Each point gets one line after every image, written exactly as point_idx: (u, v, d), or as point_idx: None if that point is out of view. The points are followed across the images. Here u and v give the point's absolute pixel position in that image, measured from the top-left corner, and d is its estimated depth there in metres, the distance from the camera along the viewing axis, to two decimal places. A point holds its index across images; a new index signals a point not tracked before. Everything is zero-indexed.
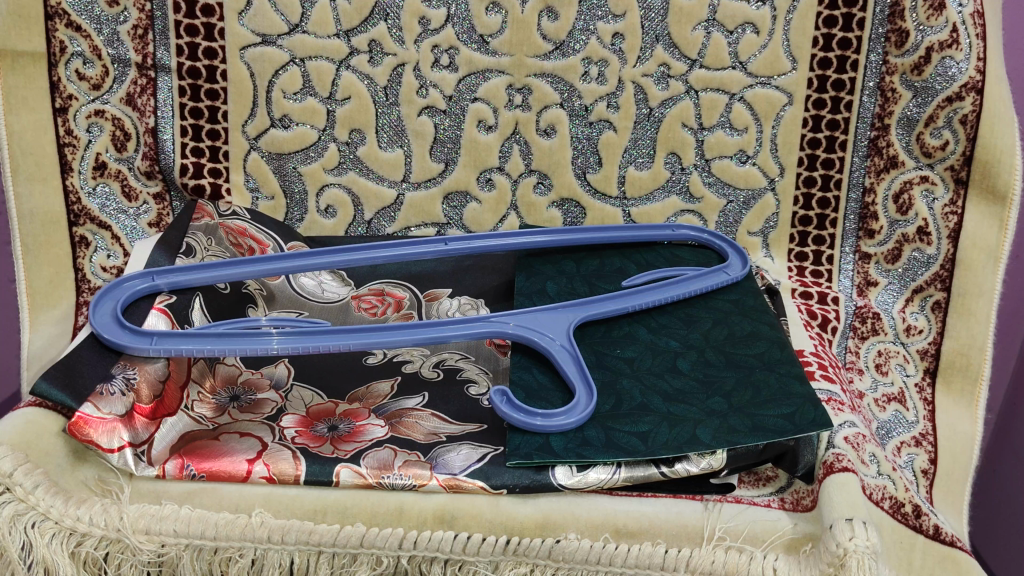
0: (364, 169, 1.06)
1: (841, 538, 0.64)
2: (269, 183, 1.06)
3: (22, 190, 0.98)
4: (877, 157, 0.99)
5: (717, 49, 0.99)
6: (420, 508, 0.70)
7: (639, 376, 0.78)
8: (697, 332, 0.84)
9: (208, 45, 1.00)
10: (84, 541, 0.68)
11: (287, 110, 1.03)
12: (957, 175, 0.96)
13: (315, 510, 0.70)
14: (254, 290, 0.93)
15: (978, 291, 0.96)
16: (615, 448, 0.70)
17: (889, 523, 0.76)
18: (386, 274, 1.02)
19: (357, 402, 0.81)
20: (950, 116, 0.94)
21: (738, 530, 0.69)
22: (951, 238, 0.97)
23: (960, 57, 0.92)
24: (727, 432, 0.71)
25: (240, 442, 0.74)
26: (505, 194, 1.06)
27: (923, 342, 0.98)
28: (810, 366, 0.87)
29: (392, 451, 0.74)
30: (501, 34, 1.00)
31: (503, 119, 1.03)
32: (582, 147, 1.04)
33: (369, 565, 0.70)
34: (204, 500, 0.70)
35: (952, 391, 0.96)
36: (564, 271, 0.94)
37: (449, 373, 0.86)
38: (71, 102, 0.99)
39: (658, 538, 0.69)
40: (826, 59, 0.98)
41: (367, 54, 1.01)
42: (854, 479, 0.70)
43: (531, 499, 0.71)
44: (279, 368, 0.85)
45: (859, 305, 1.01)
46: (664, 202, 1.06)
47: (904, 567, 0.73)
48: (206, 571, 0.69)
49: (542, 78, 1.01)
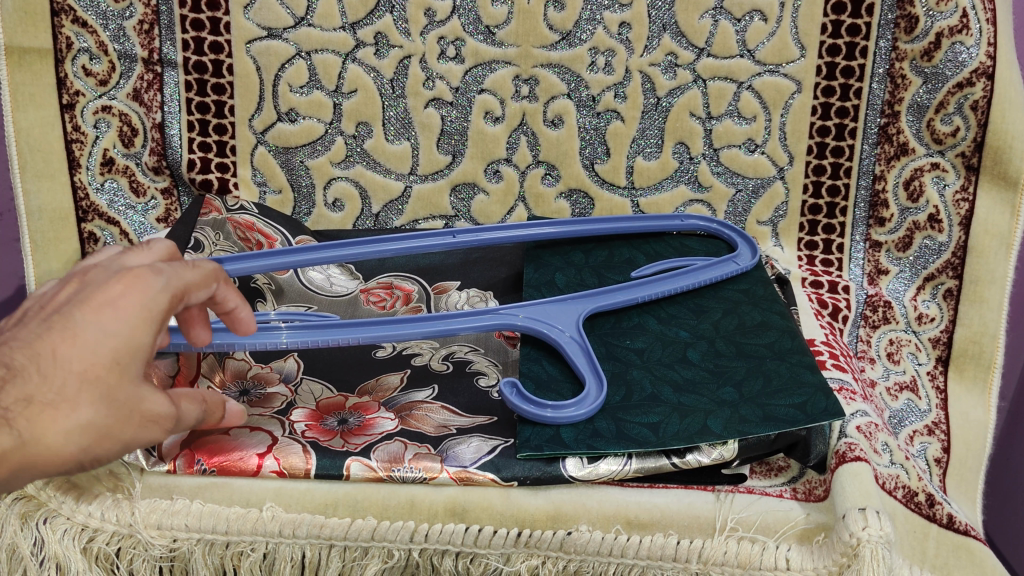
0: (371, 162, 1.05)
1: (854, 527, 0.63)
2: (276, 178, 1.06)
3: (30, 187, 1.00)
4: (887, 144, 0.98)
5: (724, 37, 0.98)
6: (432, 501, 0.70)
7: (649, 367, 0.78)
8: (707, 323, 0.83)
9: (214, 39, 1.00)
10: (96, 537, 0.68)
11: (293, 103, 1.02)
12: (968, 161, 0.95)
13: (326, 504, 0.70)
14: (262, 284, 0.94)
15: (990, 278, 0.96)
16: (626, 439, 0.70)
17: (903, 512, 0.75)
18: (396, 267, 1.02)
19: (367, 395, 0.80)
20: (961, 102, 0.93)
21: (749, 521, 0.69)
22: (963, 224, 0.96)
23: (970, 42, 0.91)
24: (739, 422, 0.71)
25: (255, 438, 0.74)
26: (513, 185, 1.06)
27: (935, 330, 0.98)
28: (821, 356, 0.86)
29: (403, 444, 0.74)
30: (507, 25, 0.99)
31: (509, 110, 1.03)
32: (590, 138, 1.03)
33: (380, 559, 0.70)
34: (215, 495, 0.70)
35: (964, 379, 0.96)
36: (574, 262, 0.94)
37: (458, 365, 0.85)
38: (77, 98, 1.00)
39: (670, 529, 0.69)
40: (835, 46, 0.97)
41: (372, 47, 1.00)
42: (867, 469, 0.70)
43: (542, 491, 0.71)
44: (288, 362, 0.85)
45: (870, 294, 1.00)
46: (672, 191, 1.05)
47: (918, 556, 0.72)
48: (218, 565, 0.70)
49: (548, 68, 1.01)
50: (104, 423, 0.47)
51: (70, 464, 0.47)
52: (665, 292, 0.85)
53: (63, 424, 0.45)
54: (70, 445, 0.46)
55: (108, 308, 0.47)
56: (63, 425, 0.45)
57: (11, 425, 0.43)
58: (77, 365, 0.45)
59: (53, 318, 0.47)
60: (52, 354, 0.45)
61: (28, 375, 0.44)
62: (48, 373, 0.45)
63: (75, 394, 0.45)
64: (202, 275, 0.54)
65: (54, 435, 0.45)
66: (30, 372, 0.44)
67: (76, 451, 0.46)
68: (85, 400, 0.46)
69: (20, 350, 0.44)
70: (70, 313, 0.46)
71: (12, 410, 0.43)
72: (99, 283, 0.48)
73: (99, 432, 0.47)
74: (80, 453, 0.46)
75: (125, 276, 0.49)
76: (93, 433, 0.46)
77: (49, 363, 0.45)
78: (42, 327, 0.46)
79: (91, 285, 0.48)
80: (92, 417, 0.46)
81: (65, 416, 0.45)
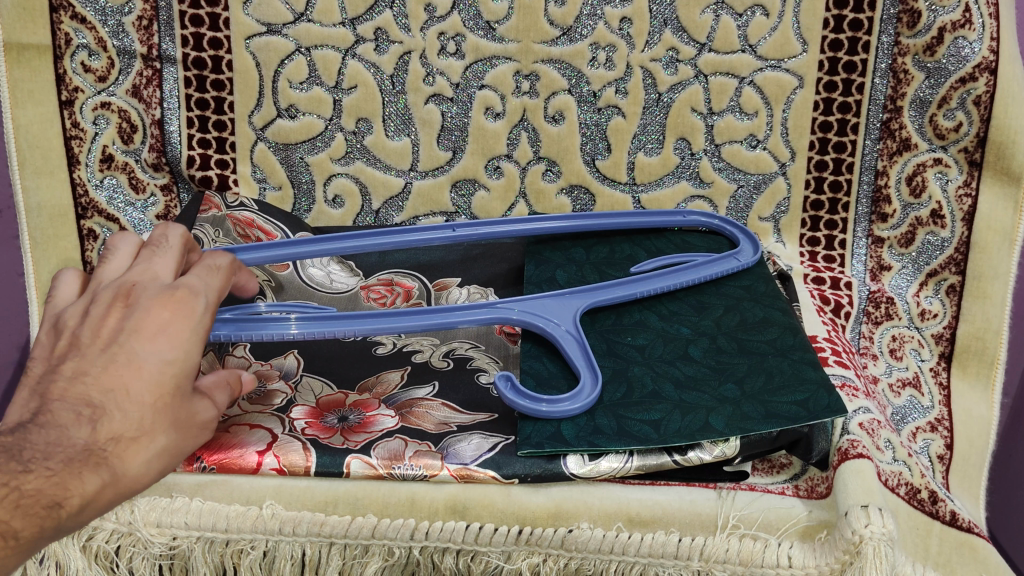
0: (371, 158, 1.05)
1: (857, 525, 0.63)
2: (276, 174, 1.06)
3: (29, 183, 0.99)
4: (890, 139, 0.98)
5: (726, 32, 0.98)
6: (432, 498, 0.70)
7: (650, 364, 0.78)
8: (708, 319, 0.83)
9: (214, 35, 0.99)
10: (95, 535, 0.68)
11: (293, 99, 1.02)
12: (971, 157, 0.95)
13: (326, 502, 0.70)
14: (262, 281, 0.93)
15: (993, 274, 0.96)
16: (628, 436, 0.70)
17: (906, 509, 0.74)
18: (396, 263, 1.01)
19: (368, 392, 0.80)
20: (964, 97, 0.93)
21: (752, 518, 0.68)
22: (966, 220, 0.96)
23: (973, 37, 0.91)
24: (740, 419, 0.70)
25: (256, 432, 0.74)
26: (514, 181, 1.06)
27: (938, 326, 0.98)
28: (823, 352, 0.86)
29: (403, 441, 0.73)
30: (507, 21, 0.99)
31: (510, 106, 1.02)
32: (591, 133, 1.03)
33: (381, 556, 0.70)
34: (215, 493, 0.70)
35: (968, 375, 0.96)
36: (574, 259, 0.93)
37: (459, 362, 0.84)
38: (77, 95, 0.99)
39: (671, 527, 0.69)
40: (837, 41, 0.97)
41: (372, 42, 1.00)
42: (870, 466, 0.69)
43: (543, 488, 0.70)
44: (289, 359, 0.84)
45: (872, 290, 1.00)
46: (674, 187, 1.05)
47: (921, 553, 0.71)
48: (218, 563, 0.70)
49: (549, 64, 1.00)
50: (177, 441, 0.53)
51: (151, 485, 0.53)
52: (665, 288, 0.85)
53: (145, 453, 0.51)
54: (151, 469, 0.52)
55: (161, 335, 0.53)
56: (147, 449, 0.51)
57: (108, 462, 0.49)
58: (146, 392, 0.51)
59: (111, 347, 0.52)
60: (125, 386, 0.51)
61: (112, 412, 0.50)
62: (126, 406, 0.50)
63: (151, 422, 0.51)
64: (223, 279, 0.59)
65: (142, 461, 0.51)
66: (113, 410, 0.50)
67: (158, 471, 0.53)
68: (160, 428, 0.52)
69: (95, 386, 0.50)
70: (130, 344, 0.52)
71: (106, 448, 0.50)
72: (144, 310, 0.54)
73: (170, 453, 0.53)
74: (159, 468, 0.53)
75: (168, 302, 0.54)
76: (167, 454, 0.52)
77: (124, 397, 0.51)
78: (106, 361, 0.51)
79: (139, 311, 0.54)
80: (166, 437, 0.52)
81: (147, 442, 0.51)
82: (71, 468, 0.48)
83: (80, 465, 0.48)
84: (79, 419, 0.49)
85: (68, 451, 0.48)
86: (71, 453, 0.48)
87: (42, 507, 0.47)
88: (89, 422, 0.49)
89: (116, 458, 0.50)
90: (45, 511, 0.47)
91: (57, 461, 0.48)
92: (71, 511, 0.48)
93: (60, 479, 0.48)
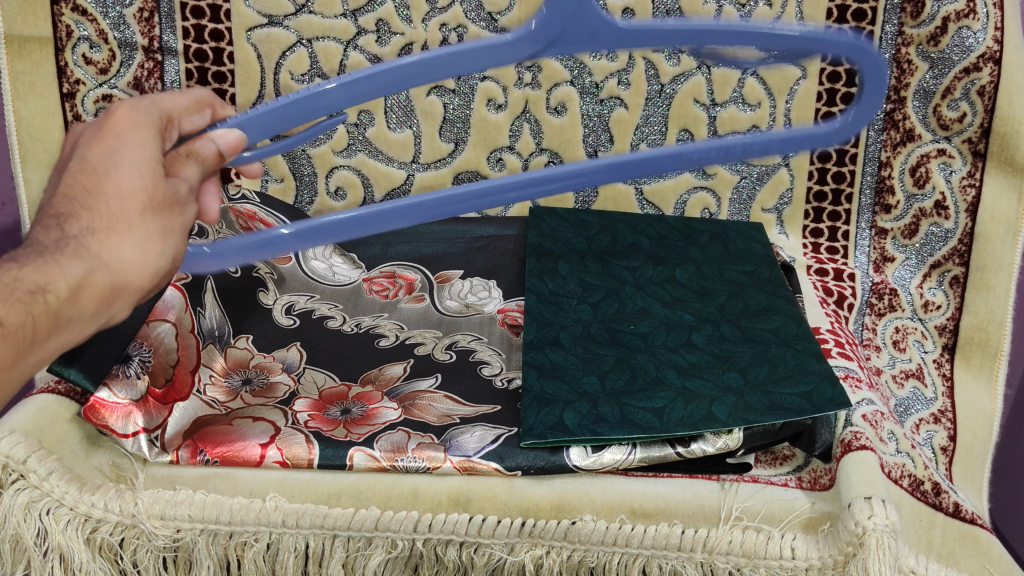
0: (373, 150, 1.04)
1: (860, 516, 0.63)
2: (279, 166, 1.05)
3: (31, 175, 1.00)
4: (893, 130, 0.97)
5: (728, 23, 0.97)
6: (435, 491, 0.70)
7: (653, 351, 0.78)
8: (712, 306, 0.84)
9: (214, 27, 0.99)
10: (99, 527, 0.69)
11: (295, 91, 1.02)
12: (974, 147, 0.94)
13: (330, 494, 0.70)
14: (265, 273, 0.92)
15: (997, 265, 0.96)
16: (630, 424, 0.70)
17: (910, 501, 0.74)
18: (398, 255, 1.01)
19: (369, 385, 0.80)
20: (967, 87, 0.93)
21: (755, 510, 0.69)
22: (970, 211, 0.96)
23: (977, 27, 0.90)
24: (744, 410, 0.70)
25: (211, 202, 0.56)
26: (517, 172, 1.06)
27: (941, 318, 0.98)
28: (826, 344, 0.86)
29: (406, 434, 0.73)
30: (509, 12, 0.98)
31: (513, 98, 1.01)
32: (593, 125, 1.03)
33: (384, 549, 0.70)
34: (218, 486, 0.71)
35: (971, 367, 0.96)
36: (576, 249, 0.94)
37: (461, 355, 0.84)
38: (78, 87, 0.99)
39: (674, 518, 0.69)
40: (840, 31, 0.96)
41: (374, 34, 0.99)
42: (873, 457, 0.70)
43: (546, 481, 0.71)
44: (291, 352, 0.84)
45: (875, 282, 1.01)
46: (676, 179, 1.04)
47: (923, 545, 0.71)
48: (222, 555, 0.70)
49: (552, 55, 0.99)
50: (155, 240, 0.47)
51: (152, 280, 0.47)
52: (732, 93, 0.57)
53: (129, 242, 0.45)
54: (133, 266, 0.46)
55: (110, 133, 0.47)
56: (124, 245, 0.46)
57: (87, 253, 0.44)
58: (111, 187, 0.45)
59: (67, 166, 0.47)
60: (89, 188, 0.45)
61: (78, 213, 0.45)
62: (91, 203, 0.45)
63: (126, 213, 0.45)
64: (191, 101, 0.55)
65: (121, 254, 0.45)
66: (79, 211, 0.45)
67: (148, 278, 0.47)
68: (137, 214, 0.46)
69: (61, 197, 0.45)
70: (81, 152, 0.46)
71: (84, 240, 0.44)
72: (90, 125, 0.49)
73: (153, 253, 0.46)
74: (144, 272, 0.47)
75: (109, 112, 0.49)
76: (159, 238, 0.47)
77: (87, 197, 0.45)
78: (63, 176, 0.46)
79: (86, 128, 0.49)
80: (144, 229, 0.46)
81: (119, 232, 0.45)
82: (42, 262, 0.43)
83: (55, 256, 0.44)
84: (46, 227, 0.44)
85: (39, 251, 0.43)
86: (40, 250, 0.43)
87: (23, 294, 0.42)
88: (57, 226, 0.44)
89: (87, 253, 0.45)
90: (27, 298, 0.42)
91: (26, 259, 0.43)
92: (61, 301, 0.44)
93: (41, 268, 0.43)
